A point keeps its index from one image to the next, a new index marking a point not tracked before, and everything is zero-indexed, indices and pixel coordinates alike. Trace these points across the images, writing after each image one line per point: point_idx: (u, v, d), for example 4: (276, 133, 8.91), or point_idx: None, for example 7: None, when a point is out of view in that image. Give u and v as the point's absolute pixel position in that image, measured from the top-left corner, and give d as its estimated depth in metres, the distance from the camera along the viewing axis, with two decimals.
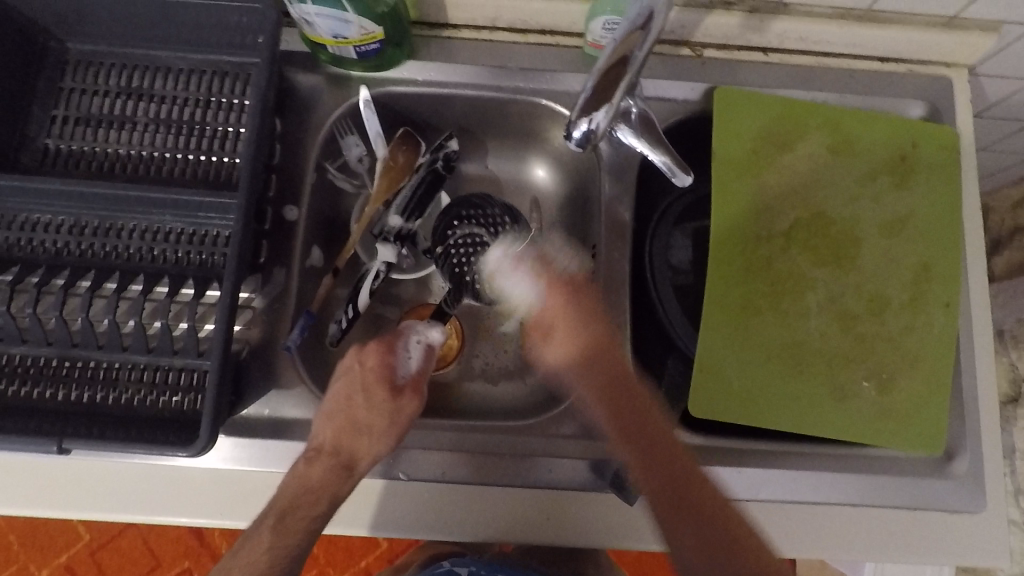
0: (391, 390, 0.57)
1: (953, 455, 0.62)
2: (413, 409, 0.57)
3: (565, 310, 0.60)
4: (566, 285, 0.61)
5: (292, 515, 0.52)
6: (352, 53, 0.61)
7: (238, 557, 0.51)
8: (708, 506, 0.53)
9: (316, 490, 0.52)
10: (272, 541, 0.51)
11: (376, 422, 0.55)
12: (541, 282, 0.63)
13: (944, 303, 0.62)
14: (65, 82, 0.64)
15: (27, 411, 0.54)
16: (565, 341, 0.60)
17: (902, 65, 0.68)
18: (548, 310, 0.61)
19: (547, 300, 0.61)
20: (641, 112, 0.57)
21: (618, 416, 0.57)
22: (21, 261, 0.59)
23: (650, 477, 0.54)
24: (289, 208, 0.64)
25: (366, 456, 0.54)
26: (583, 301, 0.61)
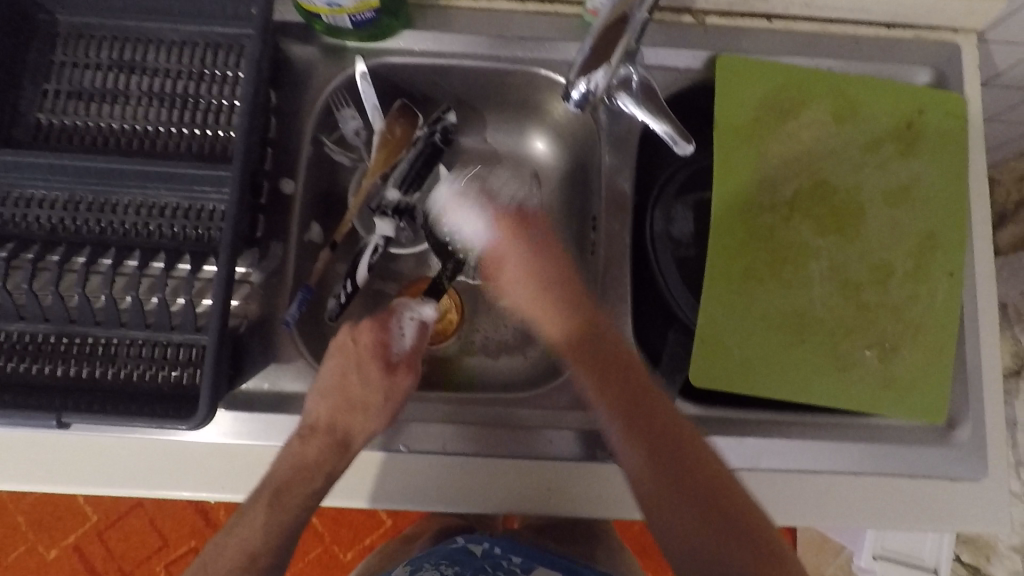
0: (384, 368, 0.57)
1: (955, 424, 0.61)
2: (406, 386, 0.57)
3: (520, 244, 0.62)
4: (516, 223, 0.63)
5: (287, 493, 0.51)
6: (347, 23, 0.60)
7: (230, 540, 0.50)
8: (692, 451, 0.51)
9: (311, 469, 0.52)
10: (262, 528, 0.50)
11: (371, 399, 0.55)
12: (491, 217, 0.64)
13: (948, 272, 0.61)
14: (56, 56, 0.63)
15: (27, 387, 0.54)
16: (529, 287, 0.61)
17: (909, 31, 0.67)
18: (501, 248, 0.63)
19: (496, 234, 0.63)
20: (643, 80, 0.55)
21: (596, 373, 0.55)
22: (15, 238, 0.58)
23: (636, 433, 0.52)
24: (286, 182, 0.63)
25: (362, 431, 0.54)
26: (541, 243, 0.62)
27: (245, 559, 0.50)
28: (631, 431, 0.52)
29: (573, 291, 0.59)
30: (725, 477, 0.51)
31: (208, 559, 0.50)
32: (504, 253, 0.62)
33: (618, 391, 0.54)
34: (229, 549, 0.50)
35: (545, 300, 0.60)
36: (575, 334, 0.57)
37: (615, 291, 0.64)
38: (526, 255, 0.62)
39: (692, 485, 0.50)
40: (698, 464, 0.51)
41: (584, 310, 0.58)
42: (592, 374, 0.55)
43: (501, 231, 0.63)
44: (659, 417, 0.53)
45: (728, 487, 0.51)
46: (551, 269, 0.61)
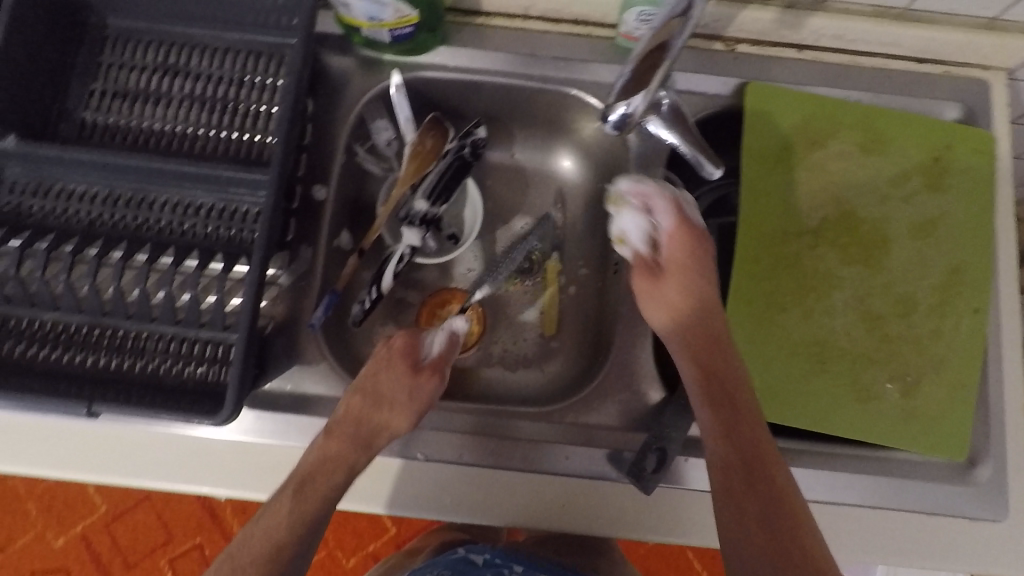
0: (411, 371, 0.59)
1: (976, 463, 0.61)
2: (431, 389, 0.58)
3: (690, 266, 0.61)
4: (693, 238, 0.61)
5: (311, 485, 0.52)
6: (386, 37, 0.62)
7: (257, 527, 0.50)
8: (779, 481, 0.51)
9: (337, 464, 0.52)
10: (291, 517, 0.50)
11: (395, 395, 0.56)
12: (670, 226, 0.62)
13: (973, 309, 0.61)
14: (104, 57, 0.65)
15: (58, 376, 0.56)
16: (677, 291, 0.60)
17: (938, 67, 0.67)
18: (671, 255, 0.62)
19: (673, 242, 0.62)
20: (673, 103, 0.56)
21: (709, 371, 0.55)
22: (56, 229, 0.60)
23: (737, 451, 0.52)
24: (318, 187, 0.65)
25: (386, 428, 0.55)
26: (707, 270, 0.62)
27: (269, 547, 0.49)
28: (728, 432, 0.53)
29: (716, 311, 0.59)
30: (800, 509, 0.50)
31: (236, 548, 0.50)
32: (669, 265, 0.61)
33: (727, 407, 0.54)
34: (254, 537, 0.49)
35: (689, 311, 0.59)
36: (710, 344, 0.57)
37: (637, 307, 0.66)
38: (688, 274, 0.61)
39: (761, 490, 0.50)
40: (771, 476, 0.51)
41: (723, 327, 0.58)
42: (704, 376, 0.55)
43: (672, 243, 0.62)
44: (758, 440, 0.53)
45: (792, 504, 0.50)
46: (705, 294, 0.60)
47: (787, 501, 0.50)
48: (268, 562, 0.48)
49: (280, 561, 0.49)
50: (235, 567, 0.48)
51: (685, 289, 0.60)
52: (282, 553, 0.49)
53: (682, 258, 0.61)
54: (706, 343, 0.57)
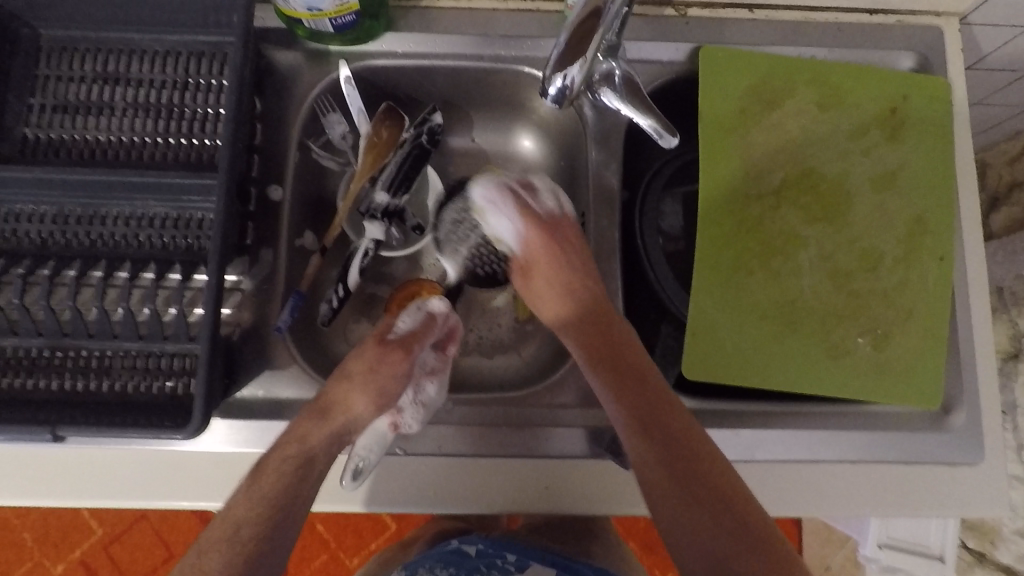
0: (377, 347, 0.63)
1: (950, 409, 0.61)
2: (395, 364, 0.62)
3: (551, 250, 0.64)
4: (549, 228, 0.65)
5: (271, 464, 0.52)
6: (329, 26, 0.60)
7: (219, 517, 0.50)
8: (711, 468, 0.53)
9: (298, 439, 0.53)
10: (252, 500, 0.50)
11: (361, 369, 0.60)
12: (522, 222, 0.66)
13: (938, 256, 0.61)
14: (40, 70, 0.63)
15: (22, 402, 0.55)
16: (551, 286, 0.63)
17: (892, 17, 0.67)
18: (530, 248, 0.66)
19: (530, 236, 0.65)
20: (626, 75, 0.55)
21: (611, 373, 0.57)
22: (7, 253, 0.58)
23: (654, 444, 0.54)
24: (274, 188, 0.63)
25: (344, 402, 0.58)
26: (574, 253, 0.63)
27: (231, 529, 0.49)
28: (642, 422, 0.54)
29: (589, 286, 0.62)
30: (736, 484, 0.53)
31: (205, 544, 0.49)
32: (533, 255, 0.65)
33: (636, 396, 0.56)
34: (216, 528, 0.50)
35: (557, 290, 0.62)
36: (585, 313, 0.61)
37: (606, 286, 0.64)
38: (553, 256, 0.63)
39: (683, 469, 0.53)
40: (692, 446, 0.54)
41: (594, 300, 0.61)
42: (609, 375, 0.57)
43: (531, 234, 0.66)
44: (676, 429, 0.54)
45: (715, 463, 0.53)
46: (573, 272, 0.62)
47: (724, 480, 0.53)
48: (230, 545, 0.49)
49: (240, 543, 0.49)
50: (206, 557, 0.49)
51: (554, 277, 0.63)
52: (241, 534, 0.49)
53: (546, 246, 0.64)
54: (580, 311, 0.61)
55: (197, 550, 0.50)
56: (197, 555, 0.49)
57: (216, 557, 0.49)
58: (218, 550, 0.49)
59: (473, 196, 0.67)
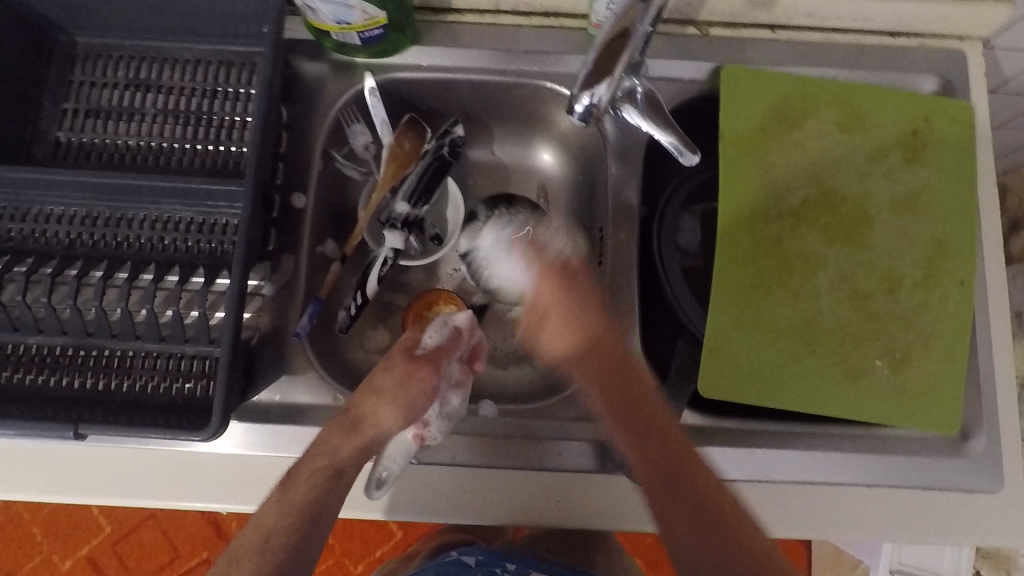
0: (406, 362, 0.58)
1: (969, 434, 0.61)
2: (425, 380, 0.57)
3: (561, 298, 0.60)
4: (557, 276, 0.60)
5: (300, 473, 0.51)
6: (356, 40, 0.61)
7: (249, 525, 0.50)
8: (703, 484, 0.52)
9: (327, 451, 0.52)
10: (281, 508, 0.50)
11: (388, 384, 0.56)
12: (534, 267, 0.63)
13: (959, 279, 0.61)
14: (74, 76, 0.65)
15: (45, 400, 0.55)
16: (556, 328, 0.59)
17: (914, 40, 0.67)
18: (540, 296, 0.61)
19: (541, 286, 0.61)
20: (648, 92, 0.56)
21: (605, 386, 0.57)
22: (35, 252, 0.60)
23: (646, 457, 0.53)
24: (297, 196, 0.64)
25: (374, 416, 0.54)
26: (580, 291, 0.60)
27: (261, 537, 0.50)
28: (640, 444, 0.54)
29: (586, 309, 0.59)
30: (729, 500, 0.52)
31: (233, 557, 0.49)
32: (544, 306, 0.60)
33: (625, 405, 0.55)
34: (246, 542, 0.50)
35: (561, 334, 0.59)
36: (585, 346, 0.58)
37: (623, 300, 0.63)
38: (562, 303, 0.59)
39: (680, 492, 0.52)
40: (689, 467, 0.53)
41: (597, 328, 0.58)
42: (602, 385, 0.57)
43: (542, 282, 0.61)
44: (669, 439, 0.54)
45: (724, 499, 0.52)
46: (574, 305, 0.59)
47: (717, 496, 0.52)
48: (261, 553, 0.49)
49: (270, 553, 0.49)
50: (232, 558, 0.49)
51: (566, 322, 0.59)
52: (271, 543, 0.49)
53: (557, 292, 0.60)
54: (580, 347, 0.58)
55: (229, 557, 0.50)
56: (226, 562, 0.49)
57: (248, 562, 0.49)
58: (250, 559, 0.49)
59: (484, 242, 0.67)
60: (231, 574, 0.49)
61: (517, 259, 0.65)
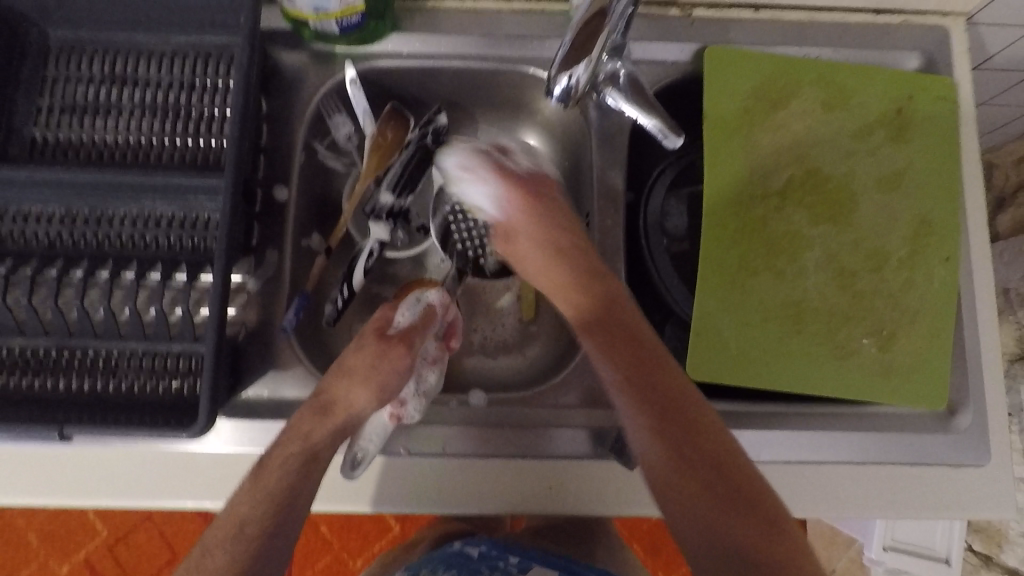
0: (378, 341, 0.57)
1: (957, 410, 0.61)
2: (398, 359, 0.57)
3: (539, 217, 0.60)
4: (528, 189, 0.61)
5: (273, 459, 0.49)
6: (334, 28, 0.60)
7: (220, 518, 0.47)
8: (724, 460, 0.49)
9: (299, 436, 0.50)
10: (254, 496, 0.47)
11: (359, 363, 0.55)
12: (501, 181, 0.62)
13: (944, 257, 0.61)
14: (47, 71, 0.63)
15: (29, 402, 0.55)
16: (544, 256, 0.58)
17: (898, 17, 0.67)
18: (514, 216, 0.60)
19: (512, 202, 0.61)
20: (630, 74, 0.55)
21: (619, 348, 0.52)
22: (14, 254, 0.59)
23: (666, 433, 0.49)
24: (279, 189, 0.63)
25: (345, 397, 0.53)
26: (557, 215, 0.60)
27: (234, 526, 0.46)
28: (660, 421, 0.49)
29: (587, 263, 0.57)
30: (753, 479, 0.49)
31: (204, 554, 0.46)
32: (518, 223, 0.60)
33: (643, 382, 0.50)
34: (216, 537, 0.46)
35: (550, 271, 0.57)
36: (590, 313, 0.54)
37: None
38: (539, 221, 0.59)
39: (702, 460, 0.48)
40: (708, 435, 0.49)
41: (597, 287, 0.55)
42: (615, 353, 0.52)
43: (513, 198, 0.61)
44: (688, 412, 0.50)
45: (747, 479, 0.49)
46: (560, 239, 0.58)
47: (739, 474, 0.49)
48: (235, 543, 0.46)
49: (245, 542, 0.46)
50: (204, 553, 0.46)
51: (545, 242, 0.58)
52: (245, 531, 0.46)
53: (531, 211, 0.60)
54: (584, 306, 0.55)
55: (201, 550, 0.46)
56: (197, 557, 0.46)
57: (220, 554, 0.45)
58: (222, 549, 0.46)
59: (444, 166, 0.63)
60: (205, 566, 0.45)
61: (484, 179, 0.62)
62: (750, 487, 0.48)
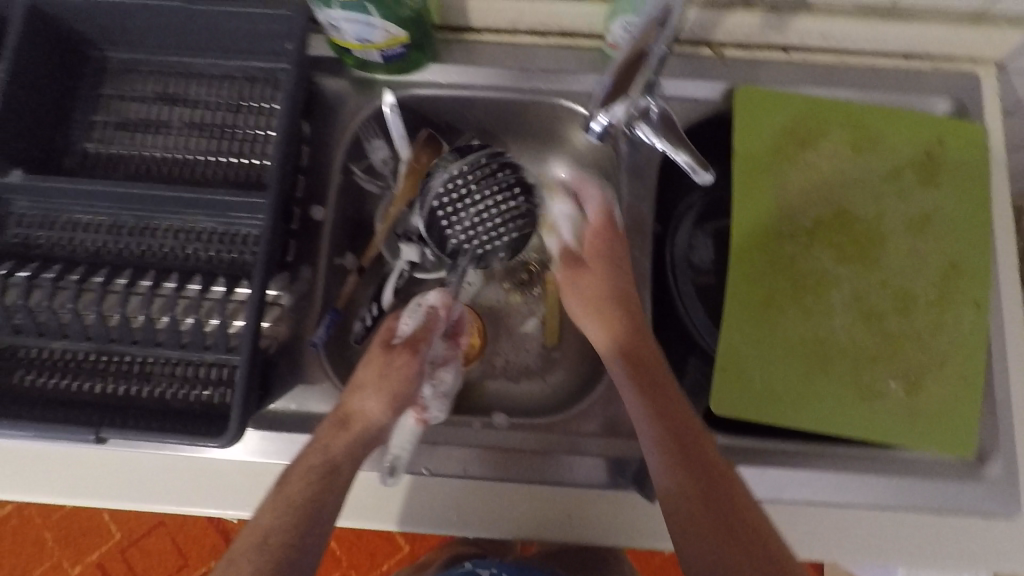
0: (384, 351, 0.57)
1: (985, 458, 0.60)
2: (406, 366, 0.56)
3: (606, 257, 0.59)
4: (601, 229, 0.60)
5: (294, 474, 0.50)
6: (377, 58, 0.63)
7: (244, 534, 0.48)
8: (729, 492, 0.50)
9: (318, 450, 0.51)
10: (278, 507, 0.49)
11: (368, 376, 0.55)
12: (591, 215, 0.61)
13: (973, 301, 0.61)
14: (105, 89, 0.67)
15: (68, 403, 0.57)
16: (602, 291, 0.58)
17: (927, 62, 0.67)
18: (590, 246, 0.59)
19: (591, 239, 0.60)
20: (661, 110, 0.56)
21: (641, 376, 0.54)
22: (63, 260, 0.61)
23: (679, 458, 0.51)
24: (316, 208, 0.66)
25: (361, 411, 0.54)
26: (617, 256, 0.59)
27: (259, 536, 0.48)
28: (673, 445, 0.51)
29: (626, 299, 0.58)
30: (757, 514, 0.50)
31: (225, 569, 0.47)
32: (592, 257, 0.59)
33: (660, 408, 0.52)
34: (241, 548, 0.47)
35: (603, 302, 0.58)
36: (621, 342, 0.55)
37: None
38: (605, 262, 0.59)
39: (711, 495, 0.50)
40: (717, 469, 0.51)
41: (631, 319, 0.57)
42: (636, 379, 0.54)
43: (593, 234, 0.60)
44: (700, 440, 0.52)
45: (752, 514, 0.50)
46: (618, 282, 0.58)
47: (741, 505, 0.50)
48: (259, 553, 0.47)
49: (269, 551, 0.47)
50: (230, 561, 0.47)
51: (606, 278, 0.58)
52: (270, 541, 0.47)
53: (603, 249, 0.59)
54: (619, 334, 0.56)
55: (228, 559, 0.48)
56: (223, 567, 0.47)
57: (244, 562, 0.46)
58: (247, 559, 0.47)
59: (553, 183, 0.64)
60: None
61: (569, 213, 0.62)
62: (738, 503, 0.50)
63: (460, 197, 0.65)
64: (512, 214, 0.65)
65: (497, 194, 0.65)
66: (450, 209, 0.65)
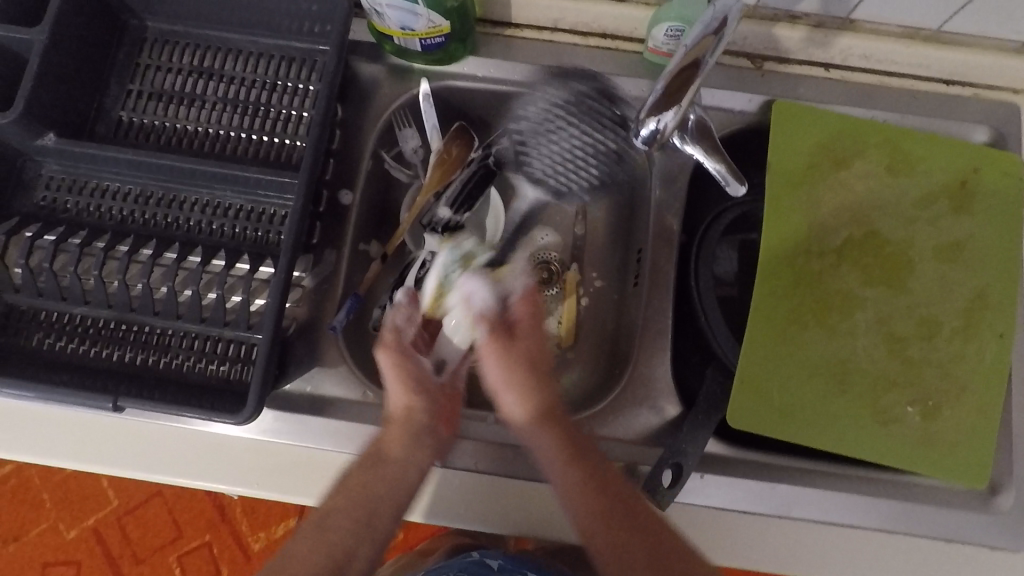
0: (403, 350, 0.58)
1: (998, 490, 0.59)
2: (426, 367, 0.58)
3: (508, 346, 0.57)
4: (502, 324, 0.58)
5: (355, 468, 0.55)
6: (417, 46, 0.62)
7: (307, 523, 0.54)
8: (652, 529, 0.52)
9: (375, 447, 0.55)
10: (336, 493, 0.54)
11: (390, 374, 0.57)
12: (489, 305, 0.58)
13: (998, 332, 0.60)
14: (141, 59, 0.67)
15: (86, 369, 0.57)
16: (515, 382, 0.56)
17: (968, 89, 0.67)
18: (495, 339, 0.57)
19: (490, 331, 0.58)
20: (699, 119, 0.56)
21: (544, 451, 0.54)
22: (89, 226, 0.62)
23: (595, 514, 0.52)
24: (344, 192, 0.66)
25: (401, 405, 0.56)
26: (522, 341, 0.58)
27: (319, 517, 0.53)
28: (590, 507, 0.52)
29: (541, 372, 0.57)
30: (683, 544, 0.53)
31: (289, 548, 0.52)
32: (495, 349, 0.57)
33: (574, 476, 0.53)
34: (304, 530, 0.53)
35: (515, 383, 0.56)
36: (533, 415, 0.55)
37: (656, 323, 0.63)
38: (506, 351, 0.57)
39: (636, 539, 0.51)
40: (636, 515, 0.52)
41: (534, 400, 0.56)
42: (547, 456, 0.54)
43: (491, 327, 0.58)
44: (620, 493, 0.53)
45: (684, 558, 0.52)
46: (529, 361, 0.57)
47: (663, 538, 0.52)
48: (318, 531, 0.52)
49: (326, 532, 0.52)
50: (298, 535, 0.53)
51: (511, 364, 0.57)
52: (327, 521, 0.53)
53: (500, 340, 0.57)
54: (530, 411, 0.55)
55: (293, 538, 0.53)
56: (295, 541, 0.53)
57: (307, 542, 0.52)
58: (306, 536, 0.53)
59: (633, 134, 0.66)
60: (294, 551, 0.52)
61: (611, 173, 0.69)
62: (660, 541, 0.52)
63: (549, 131, 0.67)
64: (597, 151, 0.68)
65: (596, 132, 0.67)
66: (532, 143, 0.69)
